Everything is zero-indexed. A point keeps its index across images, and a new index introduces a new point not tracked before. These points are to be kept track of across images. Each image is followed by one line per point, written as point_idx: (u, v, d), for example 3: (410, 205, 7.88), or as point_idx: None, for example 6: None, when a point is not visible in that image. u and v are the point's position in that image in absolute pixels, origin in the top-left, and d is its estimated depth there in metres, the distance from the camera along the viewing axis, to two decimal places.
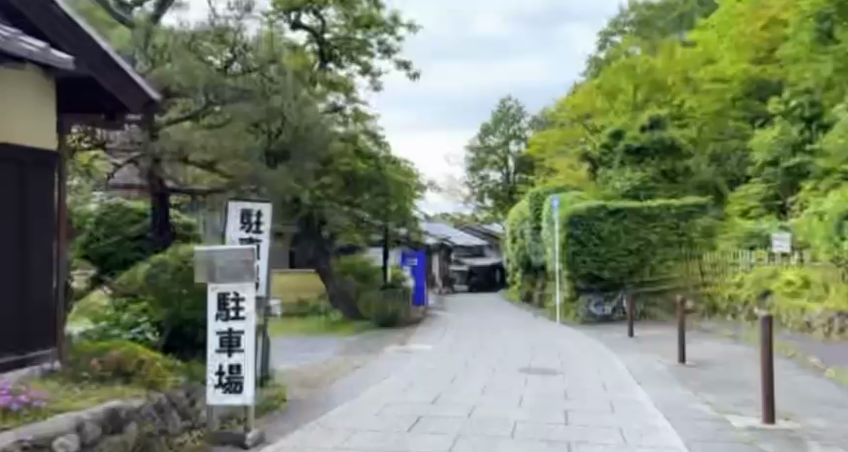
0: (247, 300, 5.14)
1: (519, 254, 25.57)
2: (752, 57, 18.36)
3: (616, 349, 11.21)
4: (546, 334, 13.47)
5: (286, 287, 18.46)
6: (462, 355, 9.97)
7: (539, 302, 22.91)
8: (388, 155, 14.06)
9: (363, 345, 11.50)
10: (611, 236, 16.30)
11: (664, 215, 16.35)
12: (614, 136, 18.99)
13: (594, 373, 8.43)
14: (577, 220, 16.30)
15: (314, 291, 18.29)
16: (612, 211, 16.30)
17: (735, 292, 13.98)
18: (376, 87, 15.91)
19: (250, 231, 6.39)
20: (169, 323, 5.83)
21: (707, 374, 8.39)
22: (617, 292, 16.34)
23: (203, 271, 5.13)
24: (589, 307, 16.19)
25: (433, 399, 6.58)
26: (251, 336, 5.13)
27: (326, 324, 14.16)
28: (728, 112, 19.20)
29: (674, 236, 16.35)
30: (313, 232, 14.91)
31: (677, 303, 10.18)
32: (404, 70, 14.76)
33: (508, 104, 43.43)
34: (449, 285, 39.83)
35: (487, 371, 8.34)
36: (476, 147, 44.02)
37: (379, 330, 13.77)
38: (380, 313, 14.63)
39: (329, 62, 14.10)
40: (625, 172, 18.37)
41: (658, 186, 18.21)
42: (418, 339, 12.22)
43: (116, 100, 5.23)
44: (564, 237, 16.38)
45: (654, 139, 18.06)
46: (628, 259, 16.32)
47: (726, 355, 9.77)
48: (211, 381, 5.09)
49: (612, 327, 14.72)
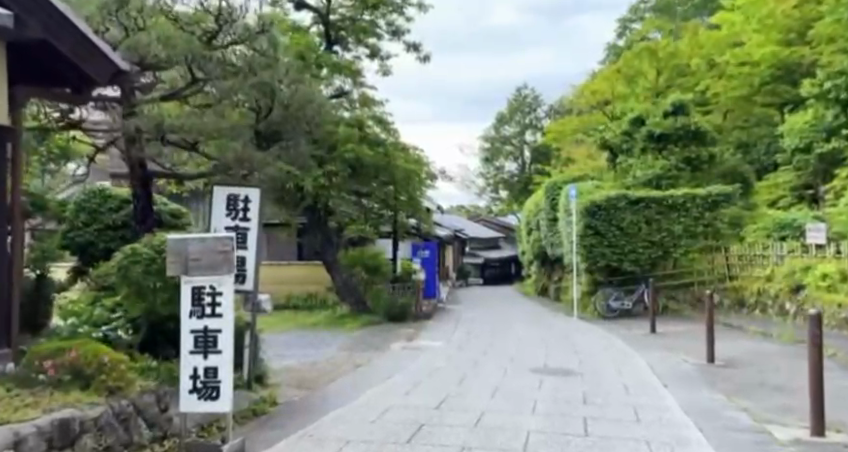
0: (224, 295, 4.54)
1: (534, 246, 24.90)
2: (779, 39, 17.85)
3: (638, 347, 10.52)
4: (563, 330, 12.82)
5: (288, 278, 17.93)
6: (474, 353, 9.37)
7: (555, 295, 22.27)
8: (398, 141, 13.43)
9: (369, 341, 10.92)
10: (632, 227, 15.64)
11: (690, 205, 15.50)
12: (633, 123, 18.14)
13: (615, 374, 7.77)
14: (595, 210, 15.62)
15: (317, 283, 17.82)
16: (633, 201, 15.55)
17: (764, 286, 13.24)
18: (385, 71, 15.44)
19: (237, 219, 5.84)
20: (146, 321, 5.23)
21: (741, 375, 7.72)
22: (637, 286, 15.69)
23: (176, 261, 4.53)
24: (608, 302, 15.31)
25: (438, 404, 5.97)
26: (230, 336, 4.55)
27: (332, 319, 13.58)
28: (755, 98, 18.78)
29: (698, 227, 15.59)
30: (320, 222, 14.29)
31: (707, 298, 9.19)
32: (414, 53, 14.19)
33: (524, 93, 42.48)
34: (463, 278, 39.29)
35: (498, 372, 7.70)
36: (491, 137, 43.31)
37: (388, 325, 13.20)
38: (388, 308, 14.02)
39: (335, 45, 13.60)
40: (645, 160, 17.94)
41: (681, 174, 17.70)
42: (428, 335, 11.62)
43: (80, 70, 4.58)
44: (583, 228, 15.74)
45: (678, 125, 17.16)
46: (649, 251, 15.70)
47: (759, 354, 9.05)
48: (184, 385, 4.51)
49: (632, 322, 14.04)
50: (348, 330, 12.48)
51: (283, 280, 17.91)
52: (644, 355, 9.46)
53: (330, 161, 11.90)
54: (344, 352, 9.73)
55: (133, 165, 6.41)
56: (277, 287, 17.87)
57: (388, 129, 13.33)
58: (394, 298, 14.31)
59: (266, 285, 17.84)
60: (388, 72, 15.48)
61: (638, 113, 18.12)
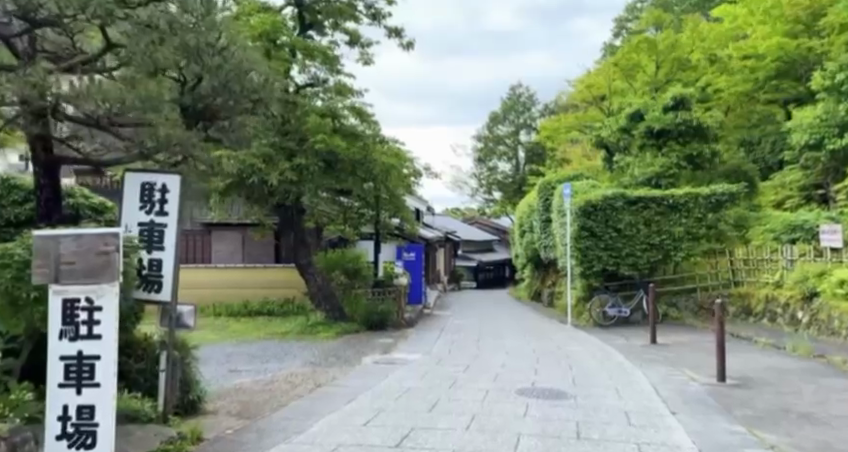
0: (103, 312, 3.46)
1: (526, 249, 23.87)
2: (785, 30, 17.43)
3: (638, 360, 9.45)
4: (556, 339, 11.77)
5: (262, 281, 16.68)
6: (456, 369, 8.28)
7: (548, 300, 21.21)
8: (378, 133, 12.33)
9: (339, 353, 9.85)
10: (630, 229, 14.49)
11: (692, 205, 14.36)
12: (631, 118, 17.18)
13: (615, 397, 6.67)
14: (590, 211, 14.49)
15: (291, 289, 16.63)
16: (632, 201, 14.46)
17: (773, 293, 12.27)
18: (366, 59, 14.35)
19: (152, 212, 4.81)
20: (28, 339, 4.17)
21: (760, 398, 6.67)
22: (637, 292, 14.55)
23: (40, 269, 3.44)
24: (604, 308, 14.21)
25: (398, 440, 4.87)
26: (111, 364, 3.48)
27: (303, 326, 12.51)
28: (756, 94, 18.33)
29: (701, 229, 14.44)
30: (292, 221, 13.23)
31: (719, 308, 8.02)
32: (395, 39, 13.15)
33: (518, 91, 41.61)
34: (455, 281, 38.26)
35: (478, 394, 6.63)
36: (485, 137, 42.33)
37: (365, 334, 12.12)
38: (365, 314, 12.93)
39: (310, 29, 12.65)
40: (644, 157, 16.93)
41: (682, 173, 16.57)
42: (406, 345, 10.55)
43: None
44: (577, 230, 14.51)
45: (679, 121, 16.14)
46: (648, 255, 14.54)
47: (775, 372, 8.00)
48: (51, 431, 3.44)
49: (630, 331, 13.01)
50: (319, 340, 11.39)
51: (260, 285, 16.67)
52: (645, 372, 8.35)
53: (301, 153, 10.76)
54: (308, 367, 8.63)
55: (35, 146, 5.30)
56: (253, 293, 16.61)
57: (365, 119, 12.16)
58: (373, 305, 13.21)
59: (242, 289, 16.62)
60: (371, 61, 14.41)
61: (636, 107, 17.15)
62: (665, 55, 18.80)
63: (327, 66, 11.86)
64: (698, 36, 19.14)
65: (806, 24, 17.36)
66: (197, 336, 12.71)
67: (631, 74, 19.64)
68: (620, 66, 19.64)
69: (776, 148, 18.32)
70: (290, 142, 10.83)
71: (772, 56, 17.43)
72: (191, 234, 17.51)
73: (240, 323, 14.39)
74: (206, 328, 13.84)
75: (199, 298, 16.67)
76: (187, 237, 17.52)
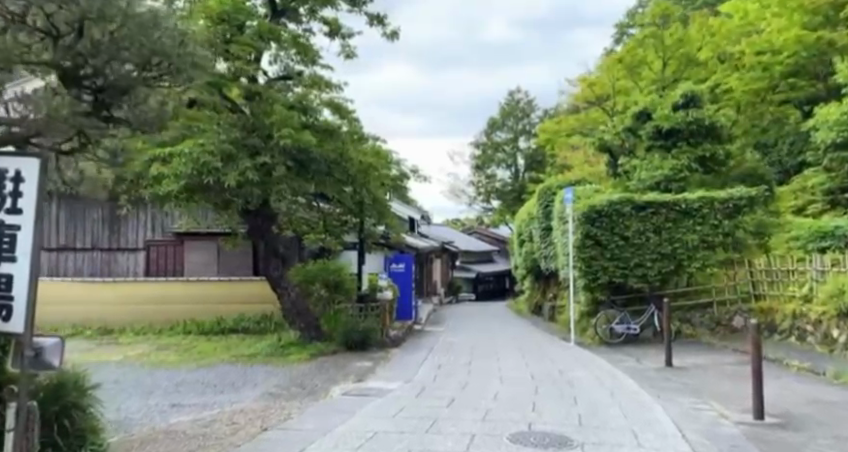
0: None
1: (525, 259, 22.58)
2: (803, 23, 16.24)
3: (653, 389, 8.10)
4: (560, 362, 10.43)
5: (228, 298, 15.45)
6: (440, 402, 6.96)
7: (549, 315, 19.88)
8: (360, 131, 11.11)
9: (307, 380, 8.48)
10: (639, 237, 13.17)
11: (708, 211, 13.11)
12: (638, 118, 15.88)
13: (634, 445, 5.31)
14: (595, 217, 13.19)
15: (259, 308, 15.40)
16: (640, 206, 13.20)
17: (802, 308, 10.94)
18: (348, 52, 13.08)
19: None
20: None
21: (814, 446, 5.33)
22: (647, 308, 13.14)
23: None
24: (611, 325, 12.87)
25: None
26: None
27: (275, 346, 11.15)
28: (771, 92, 17.08)
29: (717, 237, 13.11)
30: (263, 229, 11.74)
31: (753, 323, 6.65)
32: (378, 28, 11.90)
33: (517, 96, 40.50)
34: (452, 293, 36.99)
35: (459, 442, 5.28)
36: (483, 144, 41.10)
37: (344, 355, 10.77)
38: (344, 332, 11.52)
39: (283, 17, 11.26)
40: (650, 159, 15.56)
41: (693, 176, 15.15)
42: (385, 372, 9.09)
43: None
44: (581, 238, 13.23)
45: (690, 119, 14.92)
46: (659, 266, 13.17)
47: (822, 408, 6.67)
48: None
49: (641, 351, 11.67)
50: (291, 364, 10.04)
51: (234, 299, 15.44)
52: (666, 406, 7.00)
53: (266, 151, 9.39)
54: (263, 401, 7.24)
55: None
56: (225, 308, 15.38)
57: (346, 115, 11.04)
58: (355, 322, 11.80)
59: (210, 305, 15.39)
60: (354, 55, 13.16)
61: (642, 106, 15.84)
62: (673, 51, 17.70)
63: (307, 60, 10.65)
64: (708, 31, 17.83)
65: (826, 16, 16.09)
66: (158, 359, 11.35)
67: (636, 71, 18.32)
68: (624, 63, 18.29)
69: (794, 150, 17.00)
70: (252, 138, 9.43)
71: (790, 51, 16.16)
72: (162, 243, 16.17)
73: (208, 344, 13.04)
74: (172, 350, 12.51)
75: (164, 316, 15.43)
76: (157, 247, 16.16)
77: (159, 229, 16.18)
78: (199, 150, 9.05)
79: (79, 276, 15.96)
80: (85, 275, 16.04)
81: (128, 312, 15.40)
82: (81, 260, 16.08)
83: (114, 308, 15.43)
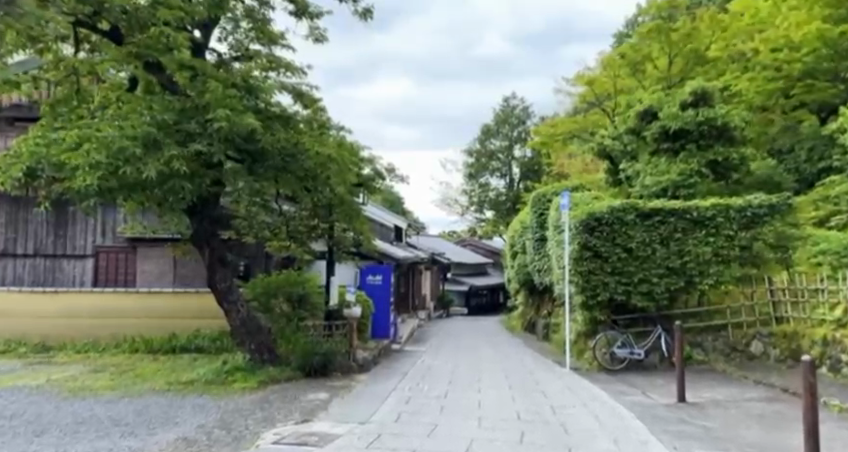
0: None
1: (518, 272, 20.99)
2: (824, 16, 14.56)
3: (667, 437, 6.47)
4: (553, 396, 8.78)
5: (183, 311, 13.82)
6: None
7: (543, 334, 18.24)
8: (326, 121, 9.58)
9: (239, 420, 6.91)
10: (644, 249, 11.61)
11: (722, 220, 11.57)
12: (642, 117, 14.34)
13: None
14: (594, 225, 11.65)
15: (215, 322, 13.78)
16: (644, 214, 11.69)
17: (836, 334, 9.32)
18: (318, 38, 11.57)
19: None
20: None
21: None
22: (653, 329, 11.52)
23: None
24: (612, 350, 11.25)
25: None
26: None
27: (219, 371, 9.52)
28: (793, 94, 15.37)
29: (732, 250, 11.51)
30: (207, 236, 9.74)
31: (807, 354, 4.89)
32: (350, 6, 10.37)
33: (512, 103, 39.26)
34: (444, 308, 35.38)
35: None
36: (476, 151, 39.64)
37: (298, 383, 9.17)
38: (303, 355, 9.82)
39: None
40: (656, 163, 14.02)
41: (703, 182, 13.48)
42: (340, 408, 7.47)
43: None
44: (577, 249, 11.67)
45: (700, 119, 13.34)
46: (666, 282, 11.58)
47: None
48: None
49: (647, 382, 10.07)
50: (232, 396, 8.41)
51: (187, 314, 13.82)
52: None
53: (202, 137, 7.79)
54: None
55: None
56: (178, 323, 13.80)
57: (309, 103, 9.55)
58: (315, 343, 10.12)
59: (162, 319, 13.76)
60: (324, 39, 11.62)
61: (648, 103, 14.22)
62: (680, 48, 16.23)
63: (267, 42, 9.90)
64: (719, 26, 16.28)
65: None
66: (86, 385, 9.74)
67: (640, 68, 16.96)
68: (626, 60, 16.95)
69: (814, 156, 15.21)
70: (189, 124, 7.93)
71: (810, 48, 14.42)
72: (113, 250, 14.71)
73: (149, 367, 11.42)
74: (107, 374, 10.89)
75: (111, 329, 13.81)
76: (108, 254, 14.69)
77: (110, 234, 14.75)
78: (115, 134, 7.41)
79: (19, 284, 14.53)
80: (26, 283, 14.60)
81: (73, 325, 13.84)
82: (22, 267, 14.65)
83: (55, 323, 13.85)
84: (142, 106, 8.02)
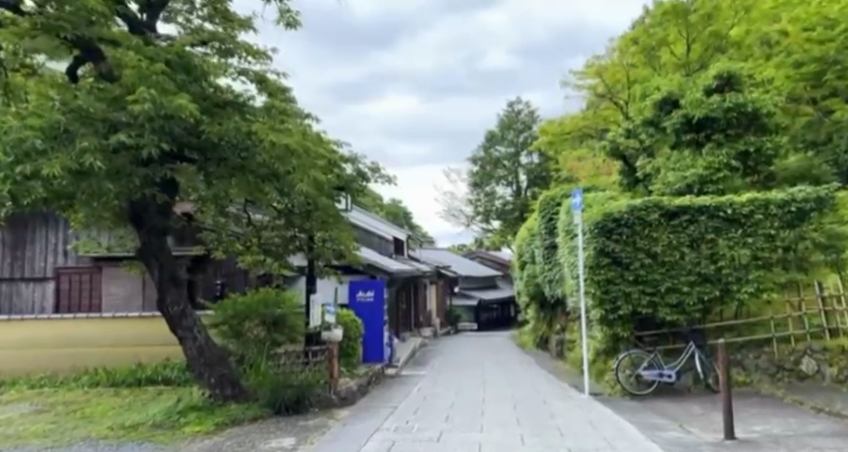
0: None
1: (528, 284, 19.47)
2: None
3: None
4: (572, 433, 7.18)
5: (151, 338, 12.33)
6: None
7: (557, 352, 16.66)
8: (292, 111, 8.14)
9: None
10: (670, 254, 10.06)
11: (761, 218, 10.04)
12: (660, 107, 12.78)
13: None
14: (612, 228, 10.09)
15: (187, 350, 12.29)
16: (670, 213, 10.13)
17: None
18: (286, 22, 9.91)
19: None
20: None
21: None
22: (686, 346, 9.89)
23: None
24: (639, 372, 9.63)
25: None
26: None
27: (170, 412, 8.01)
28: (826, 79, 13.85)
29: (774, 252, 9.98)
30: (155, 251, 8.23)
31: None
32: None
33: (518, 107, 37.82)
34: (452, 324, 33.81)
35: None
36: (481, 159, 38.13)
37: (264, 424, 7.62)
38: (273, 390, 8.23)
39: None
40: (678, 157, 12.47)
41: (733, 177, 11.96)
42: None
43: None
44: (594, 255, 10.10)
45: (727, 105, 11.78)
46: (699, 290, 9.99)
47: None
48: None
49: (684, 410, 8.44)
50: (178, 443, 6.87)
51: (155, 341, 12.33)
52: None
53: (129, 127, 6.31)
54: None
55: None
56: (145, 351, 12.31)
57: (274, 92, 8.10)
58: (287, 375, 8.56)
59: (127, 347, 12.27)
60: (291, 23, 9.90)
61: (667, 91, 12.66)
62: (699, 32, 14.68)
63: (221, 22, 8.41)
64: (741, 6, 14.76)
65: None
66: (16, 430, 8.18)
67: (655, 55, 15.56)
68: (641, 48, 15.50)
69: None
70: (116, 112, 6.46)
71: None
72: (76, 271, 13.25)
73: (104, 404, 9.89)
74: (52, 413, 9.36)
75: (71, 361, 12.33)
76: (70, 276, 13.24)
77: (72, 255, 13.31)
78: (16, 123, 5.98)
79: None
80: None
81: (27, 357, 12.36)
82: None
83: (8, 354, 12.38)
84: (58, 93, 6.55)
